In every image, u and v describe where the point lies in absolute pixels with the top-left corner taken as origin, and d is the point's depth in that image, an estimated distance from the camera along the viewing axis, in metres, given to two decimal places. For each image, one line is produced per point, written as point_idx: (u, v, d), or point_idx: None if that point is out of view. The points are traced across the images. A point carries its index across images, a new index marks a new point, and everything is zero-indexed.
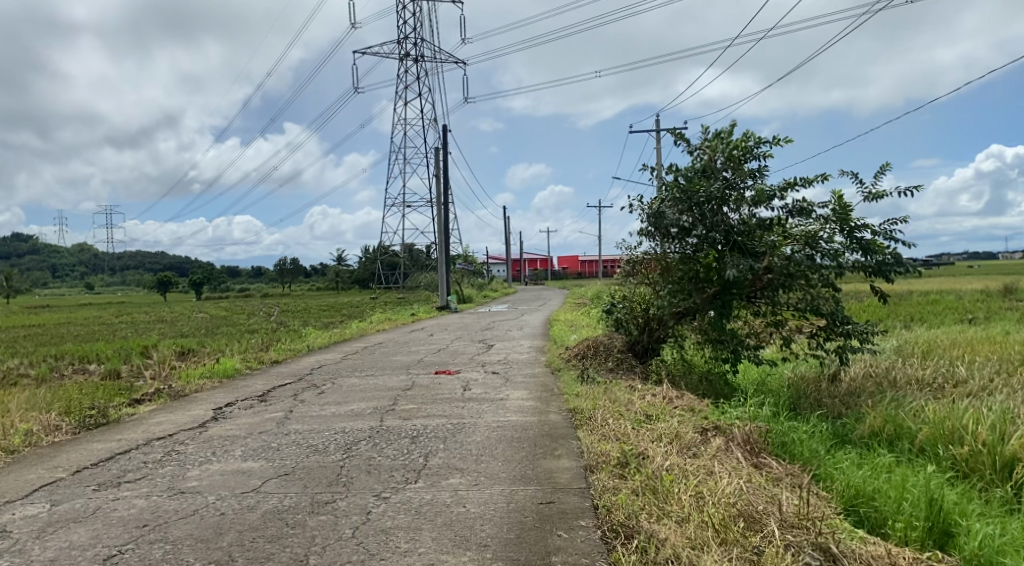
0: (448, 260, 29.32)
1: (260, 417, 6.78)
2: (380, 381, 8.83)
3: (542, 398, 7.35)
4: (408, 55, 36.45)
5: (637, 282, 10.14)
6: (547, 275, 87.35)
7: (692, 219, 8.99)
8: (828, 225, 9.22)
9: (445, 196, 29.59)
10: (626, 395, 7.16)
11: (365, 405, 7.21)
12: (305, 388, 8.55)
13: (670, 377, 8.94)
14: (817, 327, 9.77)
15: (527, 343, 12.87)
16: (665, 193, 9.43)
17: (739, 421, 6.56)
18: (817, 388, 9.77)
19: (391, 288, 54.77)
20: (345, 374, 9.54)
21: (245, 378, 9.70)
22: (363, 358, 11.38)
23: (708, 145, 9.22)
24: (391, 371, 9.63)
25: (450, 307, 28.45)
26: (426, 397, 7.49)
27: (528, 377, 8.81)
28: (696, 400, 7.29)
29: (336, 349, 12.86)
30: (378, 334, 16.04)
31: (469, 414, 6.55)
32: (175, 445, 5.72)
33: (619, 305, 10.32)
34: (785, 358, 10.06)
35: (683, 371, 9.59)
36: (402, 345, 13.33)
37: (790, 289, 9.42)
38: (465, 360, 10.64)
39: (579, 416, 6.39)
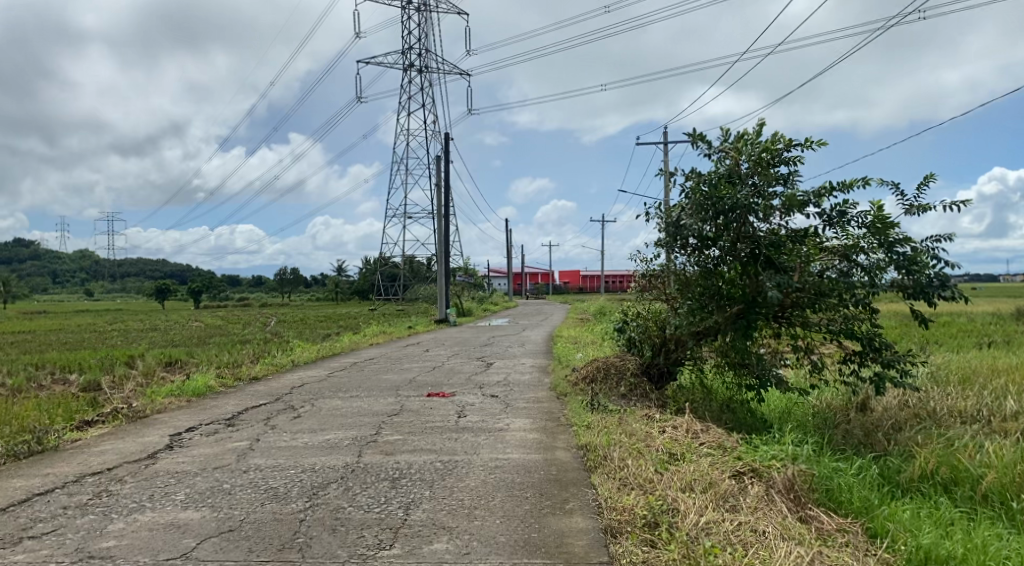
0: (448, 272, 28.45)
1: (221, 448, 5.84)
2: (365, 404, 7.89)
3: (547, 430, 6.41)
4: (412, 66, 36.04)
5: (652, 297, 9.26)
6: (549, 289, 86.56)
7: (715, 228, 8.08)
8: (865, 239, 8.34)
9: (446, 206, 28.76)
10: (644, 428, 6.23)
11: (344, 434, 6.28)
12: (280, 411, 7.62)
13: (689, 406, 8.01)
14: (850, 352, 8.82)
15: (530, 361, 11.92)
16: (685, 200, 8.52)
17: (778, 463, 5.64)
18: (848, 418, 8.87)
19: (390, 299, 53.87)
20: (328, 395, 8.61)
21: (217, 396, 8.76)
22: (351, 376, 10.45)
23: (733, 146, 8.34)
24: (379, 392, 8.71)
25: (449, 321, 27.53)
26: (414, 426, 6.56)
27: (530, 402, 7.88)
28: (726, 436, 6.33)
29: (323, 365, 11.93)
30: (372, 348, 15.12)
31: (463, 449, 5.62)
32: (108, 483, 4.79)
33: (631, 322, 9.39)
34: (815, 386, 9.12)
35: (702, 399, 8.65)
36: (396, 361, 12.39)
37: (820, 309, 8.53)
38: (461, 380, 9.70)
39: (592, 455, 5.45)
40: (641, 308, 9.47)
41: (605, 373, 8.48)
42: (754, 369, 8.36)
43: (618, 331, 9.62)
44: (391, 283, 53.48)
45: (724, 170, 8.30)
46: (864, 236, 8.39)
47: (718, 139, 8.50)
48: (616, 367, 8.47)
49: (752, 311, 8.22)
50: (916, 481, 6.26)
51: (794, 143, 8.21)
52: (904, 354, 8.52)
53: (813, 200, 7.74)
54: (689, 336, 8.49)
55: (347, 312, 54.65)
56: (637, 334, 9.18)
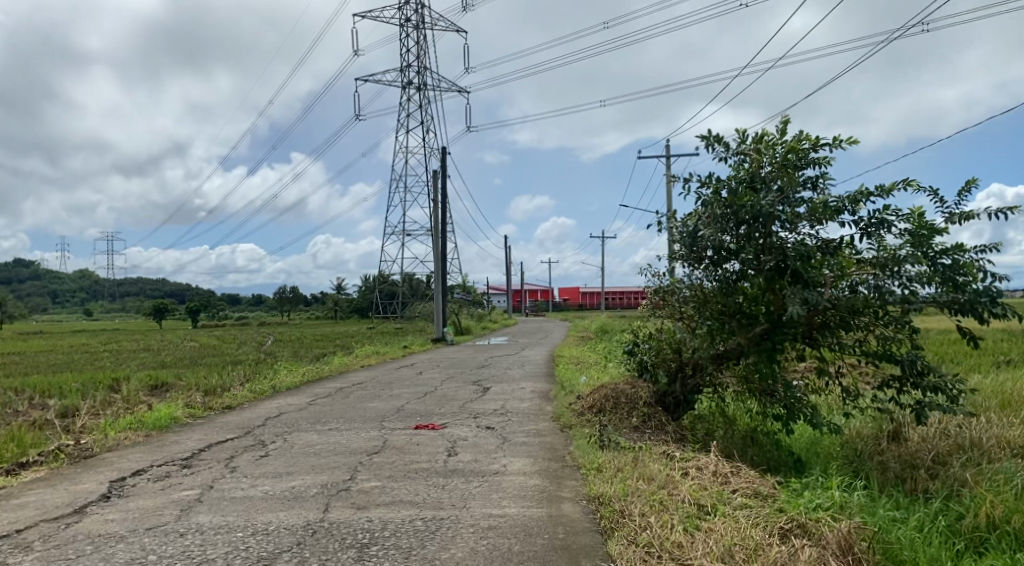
0: (445, 290, 27.60)
1: (163, 499, 4.91)
2: (344, 439, 6.95)
3: (551, 474, 5.48)
4: (411, 84, 35.62)
5: (665, 316, 8.31)
6: (550, 307, 85.70)
7: (738, 239, 7.18)
8: (904, 249, 7.48)
9: (443, 222, 27.95)
10: (665, 474, 5.32)
11: (313, 479, 5.37)
12: (246, 449, 6.71)
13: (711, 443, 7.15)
14: (887, 375, 7.95)
15: (530, 386, 11.00)
16: (702, 208, 7.66)
17: (827, 516, 4.73)
18: (885, 450, 7.97)
19: (388, 318, 52.99)
20: (304, 428, 7.70)
21: (180, 430, 7.84)
22: (334, 404, 9.51)
23: (753, 148, 7.48)
24: (361, 424, 7.80)
25: (446, 340, 26.61)
26: (396, 469, 5.65)
27: (531, 436, 6.98)
28: (760, 480, 5.42)
29: (307, 391, 11.00)
30: (361, 371, 14.19)
31: (450, 501, 4.71)
32: (10, 552, 3.89)
33: (641, 344, 8.49)
34: (848, 414, 8.21)
35: (724, 431, 7.79)
36: (386, 386, 11.45)
37: (851, 329, 7.83)
38: (455, 409, 8.76)
39: (605, 511, 4.57)
40: (652, 329, 8.55)
41: (616, 401, 7.59)
42: (783, 396, 7.46)
43: (628, 354, 8.72)
44: (389, 301, 52.63)
45: (744, 173, 7.44)
46: (902, 247, 7.52)
47: (735, 140, 7.65)
48: (627, 397, 7.58)
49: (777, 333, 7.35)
50: (982, 531, 5.34)
51: (823, 144, 7.36)
52: (951, 378, 7.54)
53: (848, 206, 6.88)
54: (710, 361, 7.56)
55: (344, 330, 53.74)
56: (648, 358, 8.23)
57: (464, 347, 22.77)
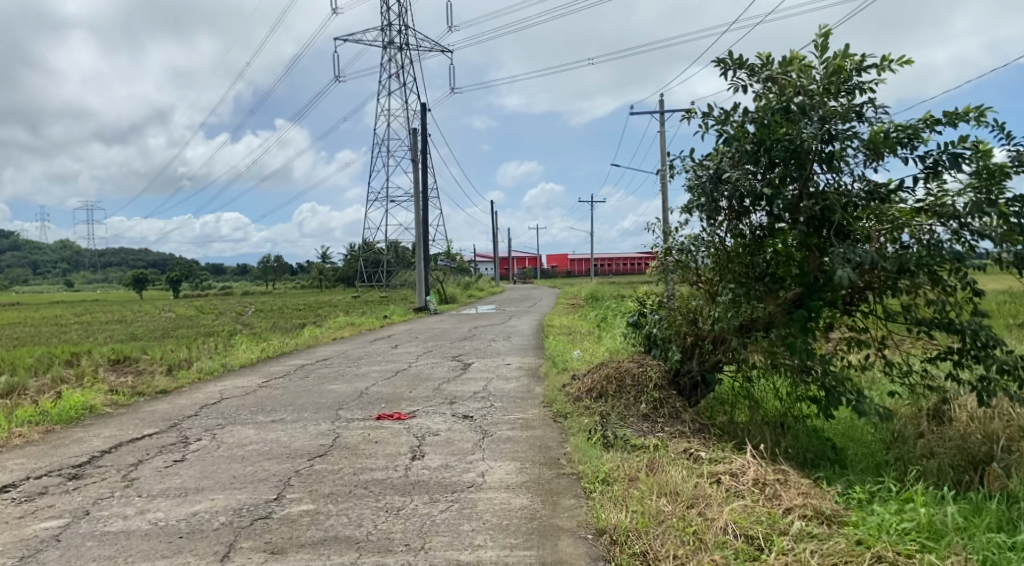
0: (427, 257, 26.18)
1: (8, 536, 3.56)
2: (285, 437, 5.60)
3: (544, 489, 4.15)
4: (391, 43, 33.80)
5: (677, 280, 6.93)
6: (537, 274, 84.52)
7: (771, 185, 5.75)
8: (969, 192, 6.07)
9: (424, 186, 26.39)
10: (694, 489, 4.03)
11: (227, 500, 4.04)
12: (160, 452, 5.35)
13: (737, 437, 5.84)
14: (940, 347, 6.64)
15: (516, 362, 9.67)
16: (724, 147, 6.20)
17: (920, 551, 3.45)
18: (935, 437, 6.71)
19: (371, 286, 51.52)
20: (242, 421, 6.35)
21: (91, 423, 6.48)
22: (288, 387, 8.15)
23: (786, 69, 6.01)
24: (312, 414, 6.45)
25: (428, 310, 25.24)
26: (340, 482, 4.32)
27: (517, 430, 5.66)
28: (821, 496, 4.10)
29: (263, 370, 9.63)
30: (330, 345, 12.80)
31: (405, 540, 3.40)
32: None
33: (649, 314, 7.15)
34: (895, 393, 6.93)
35: (749, 416, 6.47)
36: (353, 364, 10.08)
37: (899, 293, 6.46)
38: (428, 392, 7.43)
39: (622, 560, 3.29)
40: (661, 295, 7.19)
41: (622, 384, 6.25)
42: (822, 373, 6.15)
43: (634, 327, 7.37)
44: (372, 269, 51.13)
45: (775, 104, 5.96)
46: (964, 191, 6.12)
47: (761, 64, 6.15)
48: (634, 378, 6.25)
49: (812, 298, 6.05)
50: None
51: (874, 64, 5.88)
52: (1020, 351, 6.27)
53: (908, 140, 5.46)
54: (735, 335, 6.23)
55: (326, 300, 52.23)
56: (657, 331, 6.88)
57: (448, 318, 21.44)
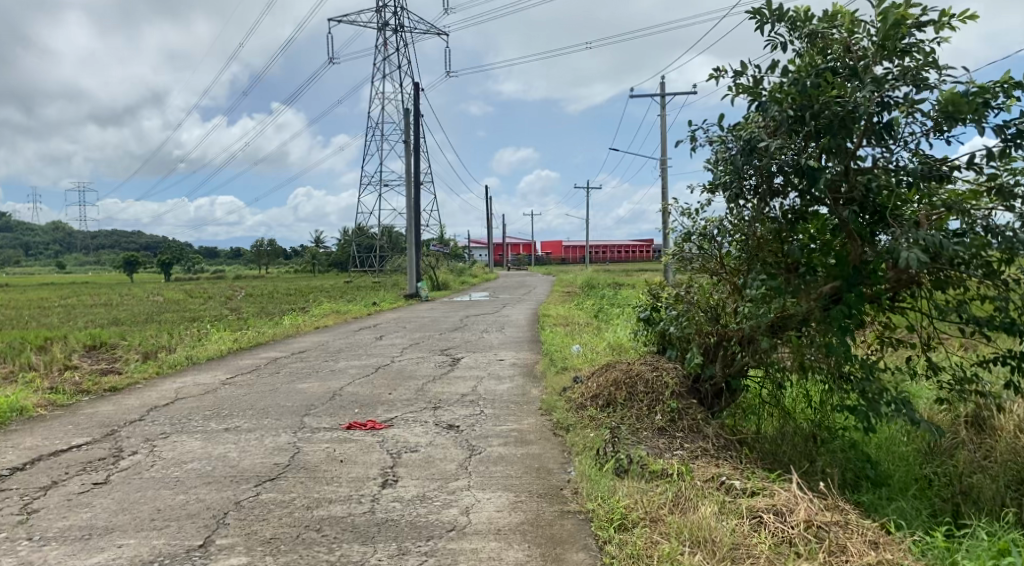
0: (418, 243, 25.25)
1: None
2: (235, 451, 4.71)
3: (541, 539, 3.28)
4: (384, 22, 32.63)
5: (694, 270, 5.97)
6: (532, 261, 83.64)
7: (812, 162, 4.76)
8: None
9: (417, 169, 25.36)
10: (736, 539, 3.17)
11: (139, 549, 3.17)
12: (81, 471, 4.44)
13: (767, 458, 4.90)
14: (998, 352, 5.71)
15: (510, 358, 8.77)
16: (757, 114, 5.19)
17: None
18: (989, 453, 5.83)
19: (363, 271, 50.53)
20: (190, 430, 5.43)
21: (14, 429, 5.55)
22: (253, 385, 7.24)
23: (834, 21, 5.00)
24: (273, 421, 5.55)
25: (420, 297, 24.30)
26: (288, 522, 3.47)
27: (510, 446, 4.78)
28: (897, 548, 3.20)
29: (230, 364, 8.72)
30: (310, 336, 11.88)
31: None
32: None
33: (662, 308, 6.22)
34: (943, 401, 6.00)
35: (779, 429, 5.54)
36: (330, 357, 9.18)
37: (954, 288, 5.51)
38: (409, 394, 6.54)
39: None
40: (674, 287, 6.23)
41: (634, 389, 5.37)
42: (865, 380, 5.26)
43: (645, 322, 6.43)
44: (364, 254, 50.11)
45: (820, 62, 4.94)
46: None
47: (803, 15, 5.14)
48: (648, 385, 5.32)
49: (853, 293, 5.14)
50: None
51: (938, 19, 4.87)
52: None
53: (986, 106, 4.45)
54: (765, 337, 5.32)
55: (317, 285, 51.19)
56: (672, 329, 5.97)
57: (439, 306, 20.51)
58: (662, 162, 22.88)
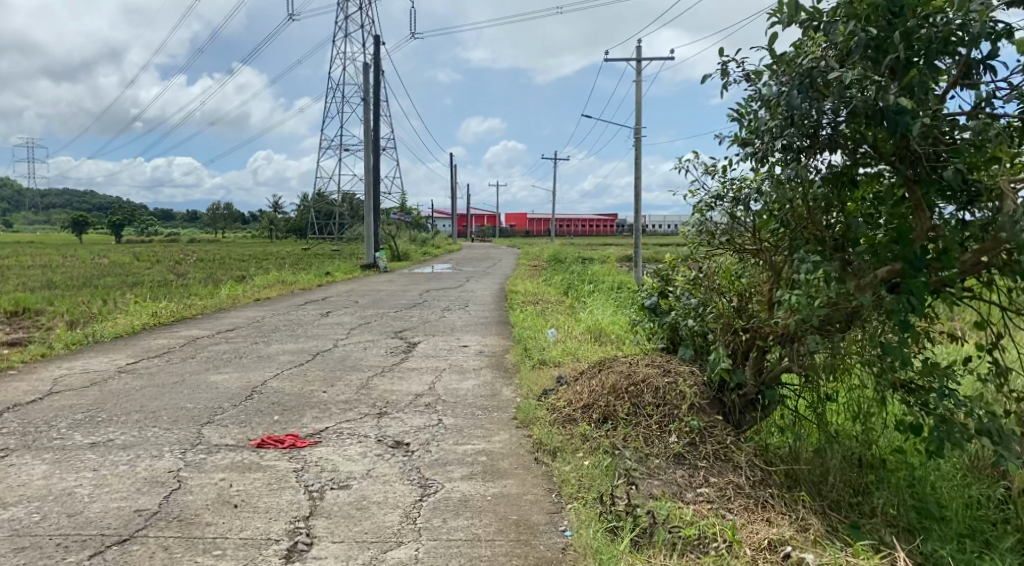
0: (377, 210, 23.66)
1: None
2: (88, 484, 3.34)
3: None
4: None
5: (714, 247, 4.51)
6: (497, 233, 82.22)
7: (895, 104, 3.45)
8: None
9: (377, 130, 23.65)
10: None
11: None
12: None
13: (814, 507, 3.65)
14: None
15: (475, 344, 7.47)
16: (819, 41, 3.76)
17: None
18: None
19: (321, 239, 48.61)
20: (43, 443, 3.99)
21: None
22: (154, 374, 5.79)
23: None
24: (160, 434, 4.15)
25: (378, 268, 22.72)
26: None
27: (478, 481, 3.49)
28: None
29: (137, 344, 7.23)
30: (245, 311, 10.36)
31: None
32: None
33: (671, 293, 4.79)
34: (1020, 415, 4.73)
35: (827, 457, 4.13)
36: (262, 339, 7.75)
37: None
38: (349, 393, 5.20)
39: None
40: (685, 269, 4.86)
41: (639, 397, 4.10)
42: (931, 391, 4.07)
43: (650, 310, 4.95)
44: (323, 221, 48.12)
45: None
46: None
47: None
48: (661, 400, 4.04)
49: (916, 277, 3.94)
50: None
51: None
52: None
53: None
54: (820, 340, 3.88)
55: (273, 252, 48.97)
56: (685, 321, 4.56)
57: (398, 278, 19.02)
58: (638, 133, 21.60)
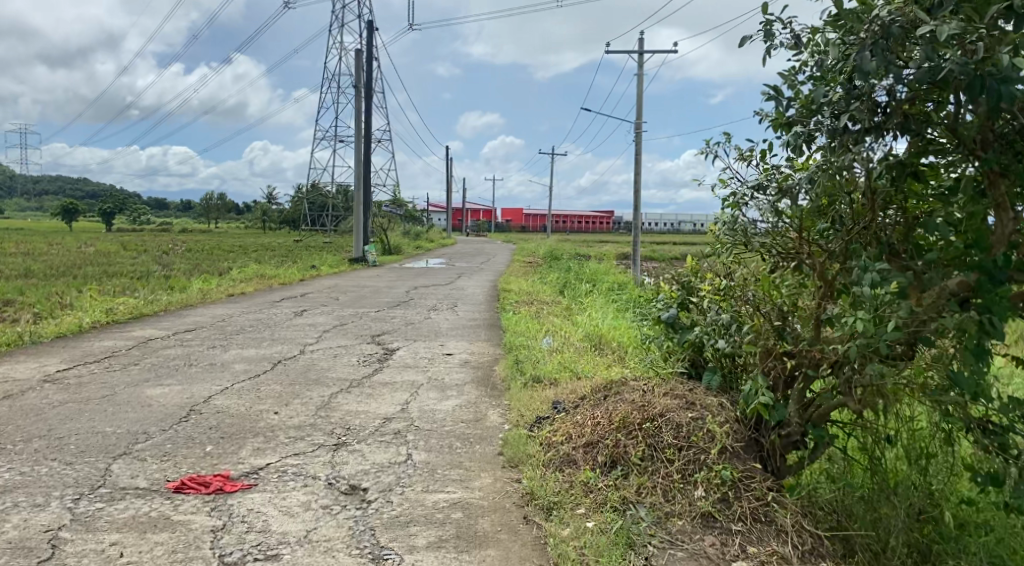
0: (366, 201, 22.81)
1: None
2: None
3: None
4: None
5: (750, 253, 3.65)
6: (492, 228, 81.40)
7: (1006, 72, 2.54)
8: None
9: (368, 118, 22.78)
10: None
11: None
12: None
13: None
14: None
15: (459, 353, 6.66)
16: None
17: None
18: None
19: (312, 230, 47.67)
20: None
21: None
22: (81, 383, 4.95)
23: None
24: (56, 470, 3.30)
25: (366, 261, 21.84)
26: None
27: (448, 552, 2.69)
28: None
29: (77, 344, 6.37)
30: (213, 307, 9.48)
31: None
32: None
33: (695, 306, 3.97)
34: None
35: (884, 514, 3.37)
36: (222, 341, 6.91)
37: None
38: (305, 415, 4.38)
39: None
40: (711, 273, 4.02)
41: (655, 436, 3.30)
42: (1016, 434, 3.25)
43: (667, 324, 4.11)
44: (315, 213, 47.17)
45: None
46: None
47: None
48: (686, 444, 3.23)
49: (996, 291, 2.92)
50: None
51: None
52: None
53: None
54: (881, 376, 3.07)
55: (262, 243, 47.91)
56: (712, 342, 3.73)
57: (385, 273, 18.13)
58: (638, 128, 20.79)
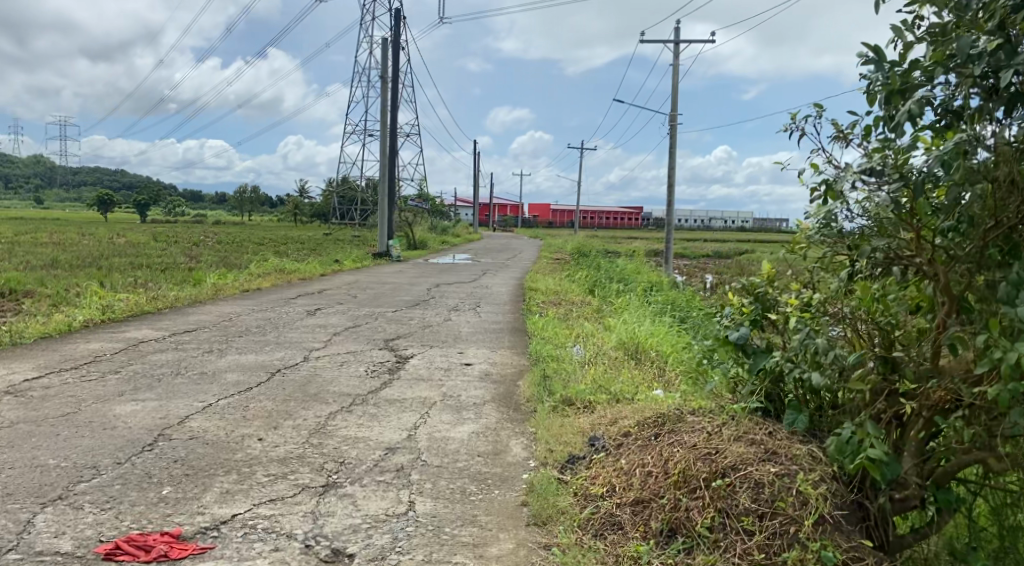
0: (392, 194, 22.21)
1: None
2: None
3: None
4: None
5: (848, 258, 2.73)
6: (520, 223, 80.67)
7: None
8: None
9: (395, 108, 22.14)
10: None
11: None
12: None
13: None
14: None
15: (481, 363, 5.92)
16: None
17: None
18: None
19: (340, 223, 47.41)
20: None
21: None
22: (44, 396, 4.31)
23: None
24: None
25: (391, 256, 21.25)
26: None
27: None
28: None
29: (59, 347, 5.76)
30: (221, 304, 8.86)
31: None
32: None
33: (773, 322, 3.07)
34: None
35: None
36: (220, 344, 6.25)
37: None
38: (292, 444, 3.66)
39: None
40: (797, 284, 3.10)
41: (727, 498, 2.54)
42: None
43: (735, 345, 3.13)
44: (343, 206, 46.88)
45: None
46: None
47: None
48: (772, 512, 2.47)
49: None
50: None
51: None
52: None
53: None
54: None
55: (290, 235, 47.71)
56: (798, 374, 2.84)
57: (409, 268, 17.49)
58: (672, 121, 19.84)
